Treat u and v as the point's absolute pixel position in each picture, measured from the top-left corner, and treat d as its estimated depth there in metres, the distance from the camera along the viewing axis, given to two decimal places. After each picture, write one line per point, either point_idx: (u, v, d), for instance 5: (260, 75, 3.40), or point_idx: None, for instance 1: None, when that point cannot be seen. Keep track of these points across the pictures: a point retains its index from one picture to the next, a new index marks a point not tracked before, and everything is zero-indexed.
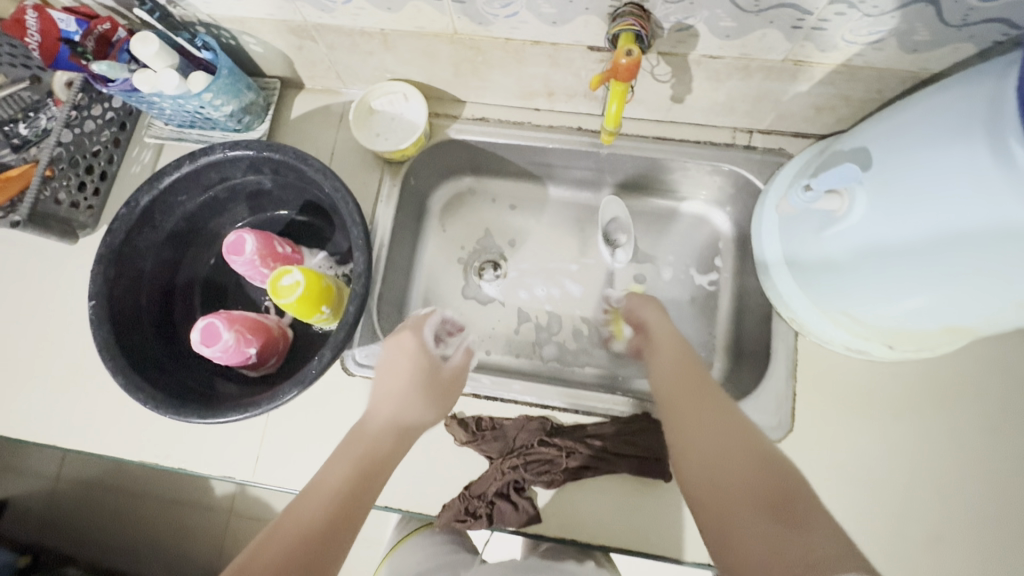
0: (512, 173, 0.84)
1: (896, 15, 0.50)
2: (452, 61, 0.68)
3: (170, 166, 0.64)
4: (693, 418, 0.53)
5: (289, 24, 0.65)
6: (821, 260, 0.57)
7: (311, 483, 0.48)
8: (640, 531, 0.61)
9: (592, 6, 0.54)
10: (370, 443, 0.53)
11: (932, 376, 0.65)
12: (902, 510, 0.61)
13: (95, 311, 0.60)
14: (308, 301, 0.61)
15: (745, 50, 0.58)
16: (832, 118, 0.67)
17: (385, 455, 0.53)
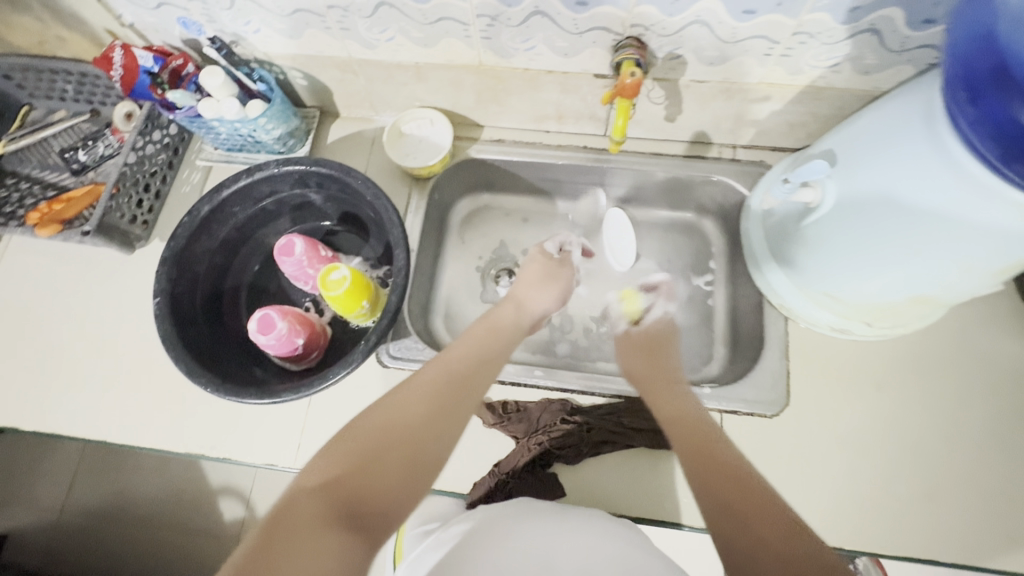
0: (525, 189, 0.93)
1: (848, 43, 0.61)
2: (475, 89, 0.78)
3: (228, 179, 0.72)
4: (688, 430, 0.55)
5: (336, 59, 0.75)
6: (803, 246, 0.66)
7: (391, 401, 0.51)
8: (656, 499, 0.67)
9: (598, 39, 0.65)
10: (461, 364, 0.58)
11: (908, 354, 0.73)
12: (888, 474, 0.68)
13: (160, 306, 0.66)
14: (353, 295, 0.68)
15: (727, 75, 0.69)
16: (804, 133, 0.78)
17: (475, 371, 0.57)
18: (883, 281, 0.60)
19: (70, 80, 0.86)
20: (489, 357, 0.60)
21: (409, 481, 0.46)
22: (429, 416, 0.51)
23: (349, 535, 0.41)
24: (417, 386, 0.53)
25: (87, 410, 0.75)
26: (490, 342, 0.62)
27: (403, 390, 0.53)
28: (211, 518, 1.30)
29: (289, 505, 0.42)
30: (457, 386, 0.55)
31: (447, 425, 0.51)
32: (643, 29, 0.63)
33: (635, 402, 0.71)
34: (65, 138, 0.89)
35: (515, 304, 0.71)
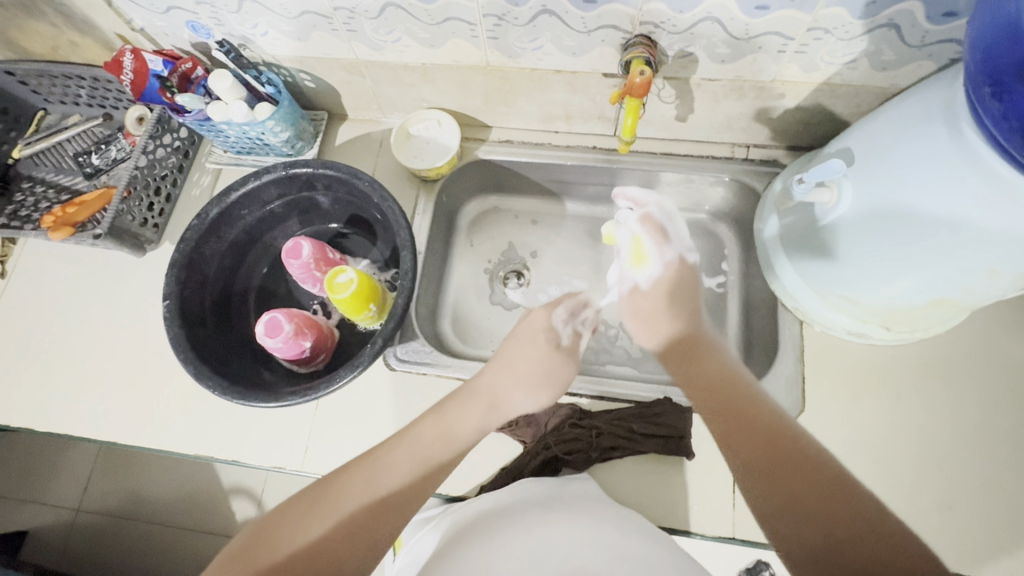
0: (533, 191, 0.93)
1: (865, 38, 0.59)
2: (483, 89, 0.77)
3: (237, 182, 0.72)
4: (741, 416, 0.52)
5: (343, 61, 0.75)
6: (818, 249, 0.64)
7: (317, 494, 0.49)
8: (667, 506, 0.66)
9: (607, 38, 0.64)
10: (400, 477, 0.52)
11: (930, 359, 0.71)
12: (909, 481, 0.66)
13: (170, 309, 0.66)
14: (360, 297, 0.68)
15: (739, 73, 0.67)
16: (819, 131, 0.76)
17: (414, 482, 0.52)
18: (902, 285, 0.59)
19: (83, 85, 0.87)
20: (431, 471, 0.54)
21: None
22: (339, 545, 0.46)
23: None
24: (341, 494, 0.49)
25: (99, 413, 0.76)
26: (434, 452, 0.55)
27: (343, 477, 0.51)
28: (222, 519, 1.31)
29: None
30: (382, 509, 0.50)
31: (356, 548, 0.47)
32: (653, 26, 0.61)
33: (646, 408, 0.69)
34: (79, 142, 0.91)
35: (487, 404, 0.61)
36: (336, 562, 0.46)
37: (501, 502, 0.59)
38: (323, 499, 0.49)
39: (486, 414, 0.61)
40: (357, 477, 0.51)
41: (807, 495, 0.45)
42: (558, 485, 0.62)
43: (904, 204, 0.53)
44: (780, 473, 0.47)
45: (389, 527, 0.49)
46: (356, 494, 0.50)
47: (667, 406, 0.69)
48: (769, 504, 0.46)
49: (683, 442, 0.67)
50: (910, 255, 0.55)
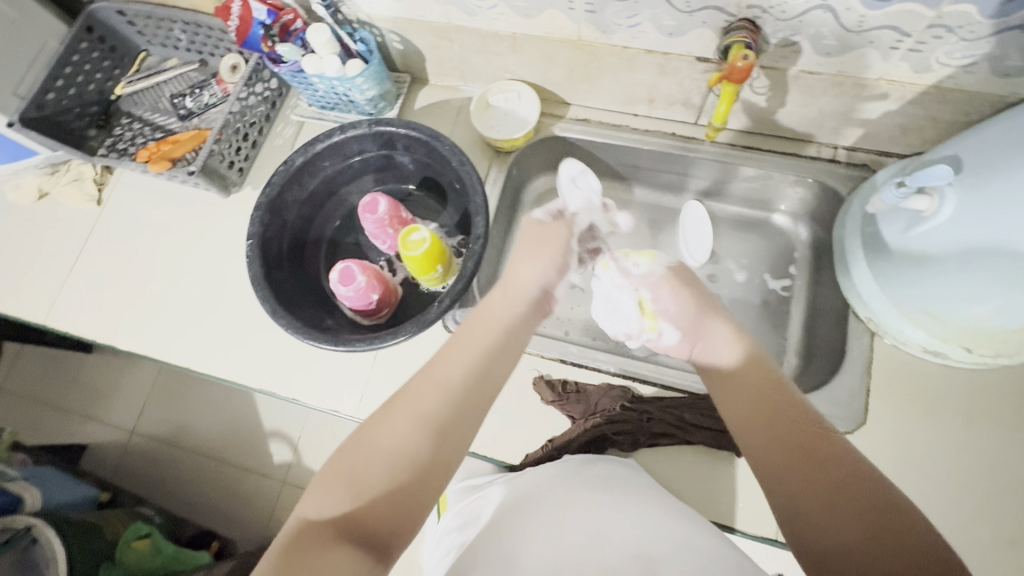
0: (602, 173, 0.92)
1: (991, 41, 0.56)
2: (569, 65, 0.77)
3: (323, 134, 0.74)
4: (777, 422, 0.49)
5: (436, 25, 0.76)
6: (907, 258, 0.62)
7: (394, 410, 0.50)
8: (709, 499, 0.66)
9: (708, 20, 0.62)
10: (462, 374, 0.53)
11: (1011, 390, 0.67)
12: (970, 512, 0.63)
13: (252, 247, 0.70)
14: (429, 257, 0.70)
15: (843, 68, 0.64)
16: (917, 139, 0.72)
17: (481, 376, 0.54)
18: (998, 308, 0.55)
19: (185, 30, 0.92)
20: (490, 365, 0.55)
21: (408, 519, 0.46)
22: (430, 443, 0.49)
23: (349, 554, 0.43)
24: (417, 407, 0.51)
25: (176, 338, 0.81)
26: (495, 347, 0.57)
27: (412, 390, 0.52)
28: (261, 458, 1.39)
29: (297, 531, 0.44)
30: (460, 397, 0.52)
31: (446, 452, 0.50)
32: (761, 11, 0.59)
33: (699, 399, 0.69)
34: (175, 84, 0.96)
35: (509, 293, 0.64)
36: (438, 458, 0.49)
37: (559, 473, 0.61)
38: (401, 409, 0.51)
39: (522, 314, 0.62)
40: (424, 382, 0.53)
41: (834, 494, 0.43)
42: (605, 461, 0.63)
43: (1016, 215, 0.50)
44: (782, 452, 0.47)
45: (466, 420, 0.52)
46: (433, 394, 0.51)
47: None
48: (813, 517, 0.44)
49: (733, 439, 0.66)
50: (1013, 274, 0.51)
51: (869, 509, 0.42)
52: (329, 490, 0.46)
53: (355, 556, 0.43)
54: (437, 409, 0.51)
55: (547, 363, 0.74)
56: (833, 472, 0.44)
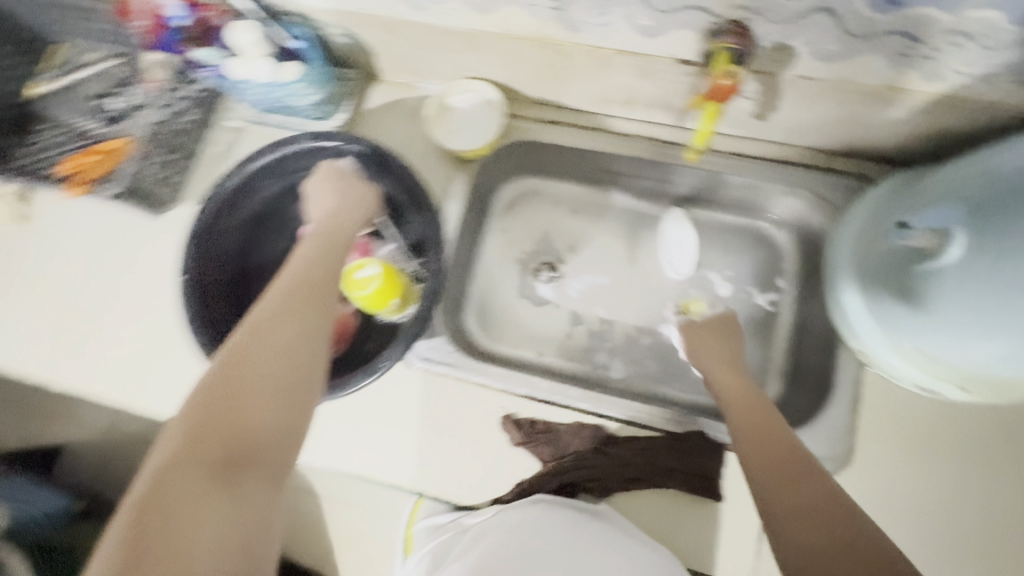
0: (577, 178, 0.85)
1: (1016, 50, 0.48)
2: (535, 64, 0.68)
3: (259, 152, 0.67)
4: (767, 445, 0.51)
5: (381, 18, 0.66)
6: (908, 293, 0.56)
7: (246, 334, 0.48)
8: (687, 546, 0.62)
9: (691, 20, 0.53)
10: (295, 303, 0.51)
11: (1004, 423, 0.63)
12: (954, 551, 0.61)
13: (186, 286, 0.63)
14: (382, 293, 0.66)
15: (845, 73, 0.56)
16: (921, 148, 0.65)
17: (321, 282, 0.54)
18: (1009, 357, 0.50)
19: (100, 20, 0.80)
20: (319, 291, 0.53)
21: (289, 429, 0.46)
22: (286, 373, 0.47)
23: (222, 503, 0.39)
24: (267, 322, 0.49)
25: (115, 374, 0.75)
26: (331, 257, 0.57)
27: (259, 311, 0.50)
28: None
29: (154, 484, 0.39)
30: (311, 302, 0.52)
31: (311, 357, 0.49)
32: (751, 12, 0.51)
33: (677, 440, 0.64)
34: (96, 82, 0.85)
35: (325, 211, 0.62)
36: (302, 360, 0.48)
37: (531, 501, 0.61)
38: (248, 348, 0.47)
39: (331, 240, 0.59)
40: (270, 304, 0.50)
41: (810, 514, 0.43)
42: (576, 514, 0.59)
43: None
44: (768, 467, 0.49)
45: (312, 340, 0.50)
46: (281, 306, 0.50)
47: (700, 441, 0.64)
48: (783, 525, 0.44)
49: (709, 483, 0.63)
50: None
51: (834, 515, 0.43)
52: (179, 439, 0.42)
53: (229, 505, 0.40)
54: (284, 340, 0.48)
55: (516, 399, 0.69)
56: (803, 481, 0.47)
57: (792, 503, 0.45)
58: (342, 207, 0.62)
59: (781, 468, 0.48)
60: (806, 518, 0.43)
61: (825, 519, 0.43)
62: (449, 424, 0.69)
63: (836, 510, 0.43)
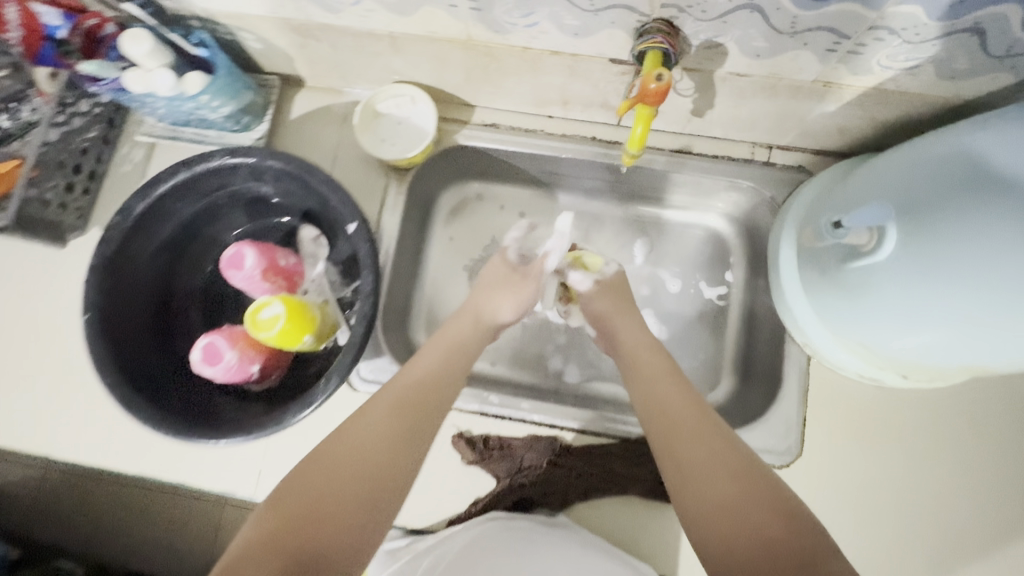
0: (521, 179, 0.82)
1: (938, 43, 0.48)
2: (465, 66, 0.64)
3: (165, 172, 0.60)
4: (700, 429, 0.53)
5: (292, 21, 0.61)
6: (844, 290, 0.56)
7: (360, 419, 0.53)
8: (647, 553, 0.62)
9: (618, 19, 0.51)
10: (408, 415, 0.55)
11: (940, 405, 0.65)
12: (900, 535, 0.62)
13: (89, 326, 0.57)
14: (291, 333, 0.59)
15: (775, 69, 0.55)
16: (856, 138, 0.65)
17: (441, 383, 0.59)
18: (936, 346, 0.52)
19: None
20: (430, 411, 0.56)
21: (369, 524, 0.47)
22: (375, 470, 0.50)
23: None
24: (379, 413, 0.54)
25: (27, 422, 0.68)
26: (458, 364, 0.62)
27: (361, 413, 0.54)
28: None
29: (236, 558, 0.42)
30: (424, 404, 0.56)
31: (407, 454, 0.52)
32: (677, 10, 0.49)
33: (633, 446, 0.64)
34: None
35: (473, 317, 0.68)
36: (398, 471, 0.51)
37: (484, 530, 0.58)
38: (362, 421, 0.53)
39: (455, 345, 0.64)
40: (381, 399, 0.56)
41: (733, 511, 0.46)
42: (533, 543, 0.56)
43: (981, 255, 0.44)
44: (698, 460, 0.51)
45: (416, 454, 0.53)
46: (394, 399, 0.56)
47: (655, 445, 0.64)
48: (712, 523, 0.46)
49: (667, 487, 0.62)
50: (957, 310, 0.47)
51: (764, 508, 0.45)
52: (272, 522, 0.45)
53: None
54: (388, 448, 0.52)
55: (467, 417, 0.66)
56: (751, 473, 0.48)
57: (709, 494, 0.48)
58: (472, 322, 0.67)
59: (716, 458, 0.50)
60: (738, 515, 0.45)
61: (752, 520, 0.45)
62: None
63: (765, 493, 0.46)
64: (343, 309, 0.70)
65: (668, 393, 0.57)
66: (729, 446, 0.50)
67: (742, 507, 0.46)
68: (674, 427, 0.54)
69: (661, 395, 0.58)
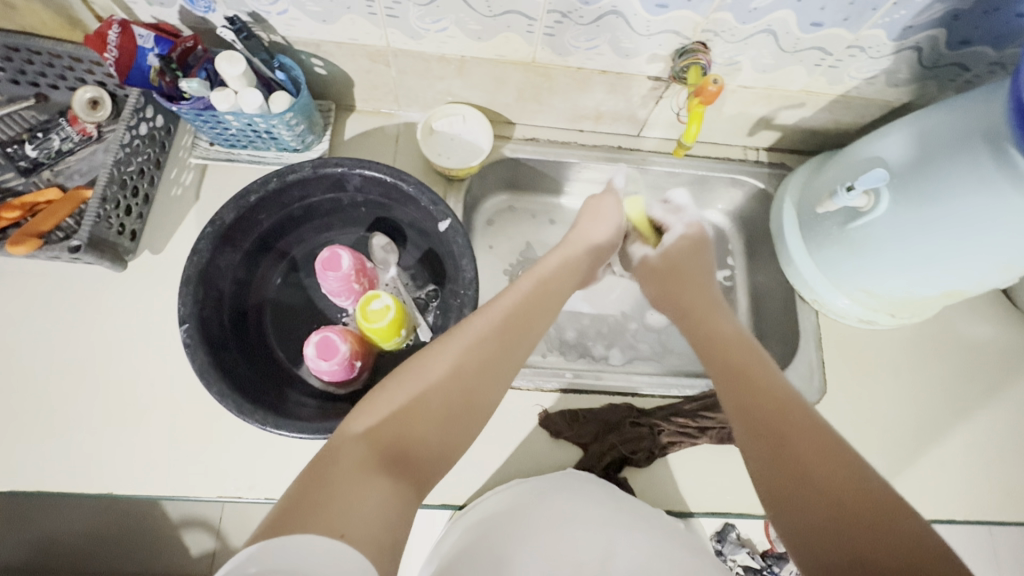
0: (550, 189, 0.92)
1: (890, 58, 0.66)
2: (519, 86, 0.74)
3: (256, 183, 0.62)
4: (763, 390, 0.50)
5: (371, 48, 0.68)
6: (846, 246, 0.71)
7: (455, 335, 0.53)
8: (724, 493, 0.70)
9: (665, 42, 0.65)
10: (496, 335, 0.54)
11: (916, 339, 0.81)
12: (910, 446, 0.75)
13: (190, 334, 0.56)
14: (396, 325, 0.62)
15: (774, 82, 0.71)
16: (823, 137, 0.83)
17: (532, 316, 0.58)
18: (919, 283, 0.67)
19: (30, 61, 0.69)
20: (521, 336, 0.55)
21: (449, 449, 0.47)
22: (459, 399, 0.49)
23: (393, 486, 0.41)
24: (472, 332, 0.53)
25: (83, 458, 0.63)
26: (543, 300, 0.60)
27: (457, 330, 0.53)
28: (171, 556, 1.12)
29: (335, 445, 0.43)
30: (512, 333, 0.55)
31: (487, 388, 0.51)
32: (712, 34, 0.63)
33: (698, 401, 0.73)
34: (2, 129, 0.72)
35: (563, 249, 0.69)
36: (480, 398, 0.50)
37: (561, 485, 0.64)
38: (452, 339, 0.52)
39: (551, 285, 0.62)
40: (481, 320, 0.55)
41: (820, 480, 0.43)
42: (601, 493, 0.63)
43: (945, 203, 0.58)
44: (759, 417, 0.48)
45: (496, 389, 0.52)
46: (487, 326, 0.54)
47: (715, 398, 0.74)
48: (776, 484, 0.45)
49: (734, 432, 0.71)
50: (939, 245, 0.61)
51: (840, 490, 0.42)
52: (368, 418, 0.45)
53: (403, 499, 0.42)
54: (473, 374, 0.50)
55: (547, 396, 0.73)
56: (832, 453, 0.44)
57: (787, 460, 0.45)
58: (562, 266, 0.66)
59: (787, 424, 0.47)
60: (817, 483, 0.43)
61: (831, 491, 0.42)
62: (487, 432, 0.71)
63: (849, 476, 0.43)
64: (420, 311, 0.73)
65: (728, 346, 0.56)
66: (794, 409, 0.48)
67: (812, 476, 0.43)
68: (745, 388, 0.51)
69: (725, 346, 0.57)
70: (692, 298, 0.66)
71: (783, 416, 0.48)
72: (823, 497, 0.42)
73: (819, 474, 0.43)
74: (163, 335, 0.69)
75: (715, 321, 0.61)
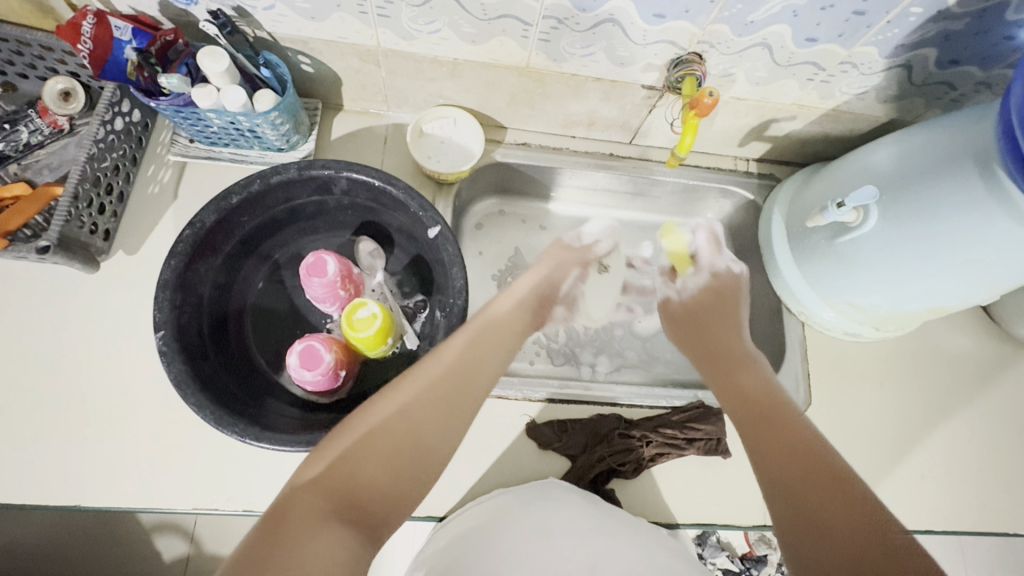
0: (541, 195, 0.91)
1: (881, 75, 0.66)
2: (512, 90, 0.73)
3: (239, 185, 0.60)
4: (784, 446, 0.52)
5: (360, 47, 0.66)
6: (834, 261, 0.71)
7: (410, 375, 0.51)
8: (709, 503, 0.70)
9: (660, 53, 0.64)
10: (446, 376, 0.52)
11: (898, 352, 0.82)
12: (890, 457, 0.76)
13: (166, 341, 0.54)
14: (382, 335, 0.61)
15: (767, 95, 0.71)
16: (812, 149, 0.84)
17: (487, 358, 0.57)
18: (904, 298, 0.68)
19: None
20: (476, 371, 0.54)
21: (398, 495, 0.45)
22: (410, 446, 0.47)
23: (347, 537, 0.40)
24: (425, 372, 0.52)
25: (48, 469, 0.60)
26: (498, 340, 0.60)
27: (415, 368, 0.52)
28: (141, 564, 1.08)
29: (285, 499, 0.41)
30: (467, 375, 0.53)
31: (435, 431, 0.49)
32: (708, 46, 0.63)
33: (685, 412, 0.73)
34: None
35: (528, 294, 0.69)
36: (430, 443, 0.48)
37: (548, 498, 0.62)
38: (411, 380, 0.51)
39: (500, 327, 0.62)
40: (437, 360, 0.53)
41: (849, 528, 0.45)
42: (589, 502, 0.61)
43: (931, 222, 0.59)
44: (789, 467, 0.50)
45: (449, 430, 0.50)
46: (441, 368, 0.52)
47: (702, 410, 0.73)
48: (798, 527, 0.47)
49: (720, 444, 0.71)
50: (924, 263, 0.62)
51: (869, 537, 0.44)
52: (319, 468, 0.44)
53: (359, 552, 0.40)
54: (425, 417, 0.49)
55: (535, 406, 0.72)
56: (860, 512, 0.46)
57: (818, 516, 0.46)
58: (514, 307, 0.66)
59: (811, 479, 0.49)
60: (849, 532, 0.45)
61: (861, 535, 0.44)
62: (473, 442, 0.70)
63: (877, 525, 0.45)
64: (407, 318, 0.71)
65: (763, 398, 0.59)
66: (819, 456, 0.51)
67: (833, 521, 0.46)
68: (769, 440, 0.53)
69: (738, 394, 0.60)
70: (719, 336, 0.69)
71: (813, 471, 0.50)
72: (845, 536, 0.45)
73: (828, 498, 0.47)
74: (136, 340, 0.66)
75: (743, 372, 0.64)
